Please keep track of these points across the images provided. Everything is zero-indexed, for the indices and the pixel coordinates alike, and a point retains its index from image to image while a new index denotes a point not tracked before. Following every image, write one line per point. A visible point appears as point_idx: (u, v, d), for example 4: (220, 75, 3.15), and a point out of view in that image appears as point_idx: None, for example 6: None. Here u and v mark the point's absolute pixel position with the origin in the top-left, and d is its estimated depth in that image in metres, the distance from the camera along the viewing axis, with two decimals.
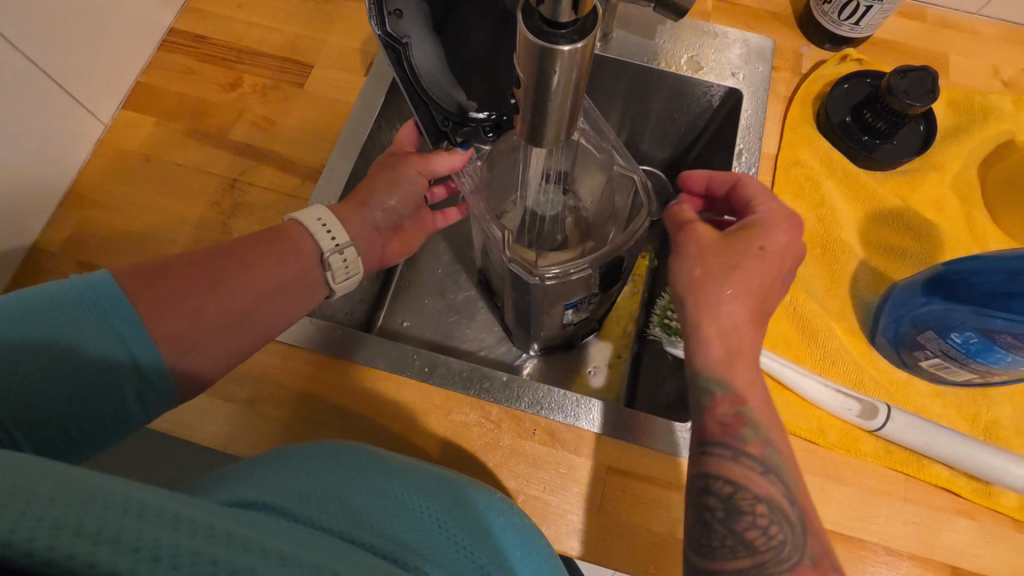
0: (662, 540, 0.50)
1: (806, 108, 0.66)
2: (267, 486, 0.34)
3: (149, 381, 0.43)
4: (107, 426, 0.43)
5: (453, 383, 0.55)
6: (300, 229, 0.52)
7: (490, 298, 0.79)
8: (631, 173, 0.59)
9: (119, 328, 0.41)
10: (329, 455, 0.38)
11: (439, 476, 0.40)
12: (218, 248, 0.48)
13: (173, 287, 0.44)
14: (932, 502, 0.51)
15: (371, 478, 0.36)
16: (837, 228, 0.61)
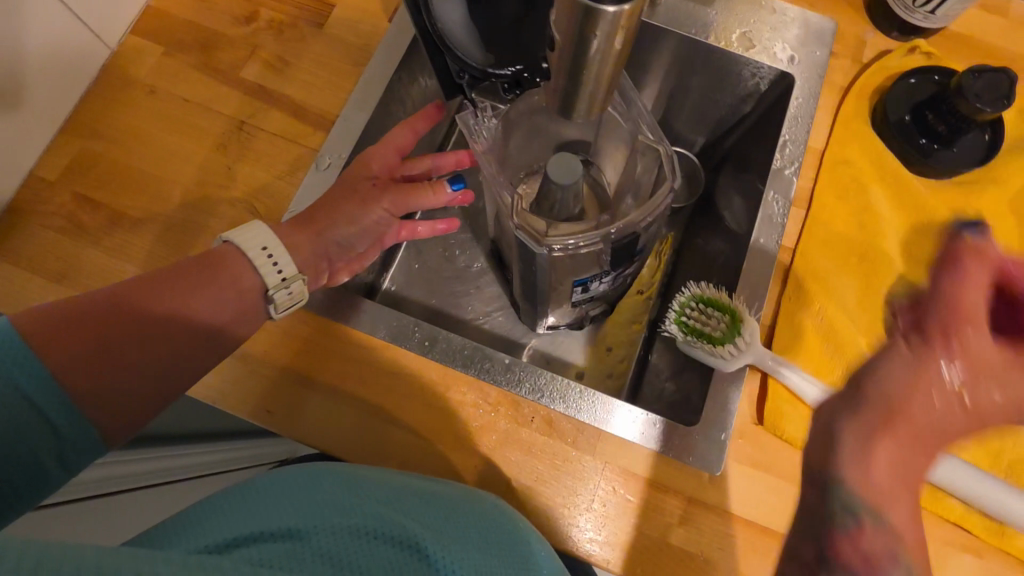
0: (653, 545, 0.48)
1: (862, 103, 0.61)
2: (236, 522, 0.33)
3: (66, 437, 0.40)
4: (20, 495, 0.38)
5: (453, 361, 0.52)
6: (234, 254, 0.47)
7: (501, 271, 0.77)
8: (657, 146, 0.55)
9: (18, 381, 0.37)
10: (304, 479, 0.37)
11: (422, 496, 0.40)
12: (140, 280, 0.44)
13: (87, 332, 0.41)
14: (940, 536, 0.49)
15: (348, 500, 0.36)
16: (880, 237, 0.57)
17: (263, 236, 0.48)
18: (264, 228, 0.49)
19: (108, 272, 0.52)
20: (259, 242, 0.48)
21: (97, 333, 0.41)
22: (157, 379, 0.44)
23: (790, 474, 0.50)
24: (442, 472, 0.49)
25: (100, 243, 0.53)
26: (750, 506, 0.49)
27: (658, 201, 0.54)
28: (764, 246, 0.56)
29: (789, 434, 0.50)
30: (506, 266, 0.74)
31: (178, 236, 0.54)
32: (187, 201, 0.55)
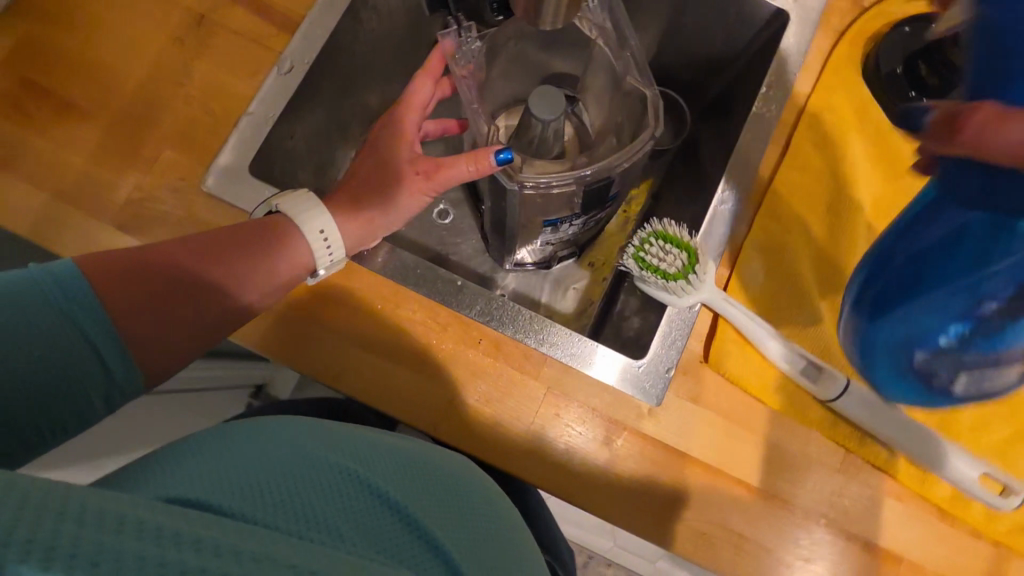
0: (588, 468, 0.50)
1: (855, 49, 0.59)
2: (197, 473, 0.28)
3: (120, 384, 0.40)
4: (63, 432, 0.38)
5: (407, 279, 0.52)
6: (294, 229, 0.47)
7: (474, 203, 0.75)
8: (644, 87, 0.53)
9: (86, 326, 0.38)
10: (273, 426, 0.32)
11: (430, 465, 0.35)
12: (195, 239, 0.44)
13: (141, 281, 0.41)
14: (864, 479, 0.51)
15: (320, 454, 0.31)
16: (850, 188, 0.56)
17: (325, 218, 0.47)
18: (318, 201, 0.48)
19: (55, 163, 0.51)
20: (319, 223, 0.47)
21: (147, 289, 0.41)
22: (185, 338, 0.43)
23: (731, 412, 0.51)
24: (389, 387, 0.49)
25: (47, 131, 0.51)
26: (689, 439, 0.51)
27: (640, 147, 0.51)
28: (732, 188, 0.56)
29: (730, 370, 0.51)
30: (478, 198, 0.72)
31: (130, 131, 0.52)
32: (141, 95, 0.53)
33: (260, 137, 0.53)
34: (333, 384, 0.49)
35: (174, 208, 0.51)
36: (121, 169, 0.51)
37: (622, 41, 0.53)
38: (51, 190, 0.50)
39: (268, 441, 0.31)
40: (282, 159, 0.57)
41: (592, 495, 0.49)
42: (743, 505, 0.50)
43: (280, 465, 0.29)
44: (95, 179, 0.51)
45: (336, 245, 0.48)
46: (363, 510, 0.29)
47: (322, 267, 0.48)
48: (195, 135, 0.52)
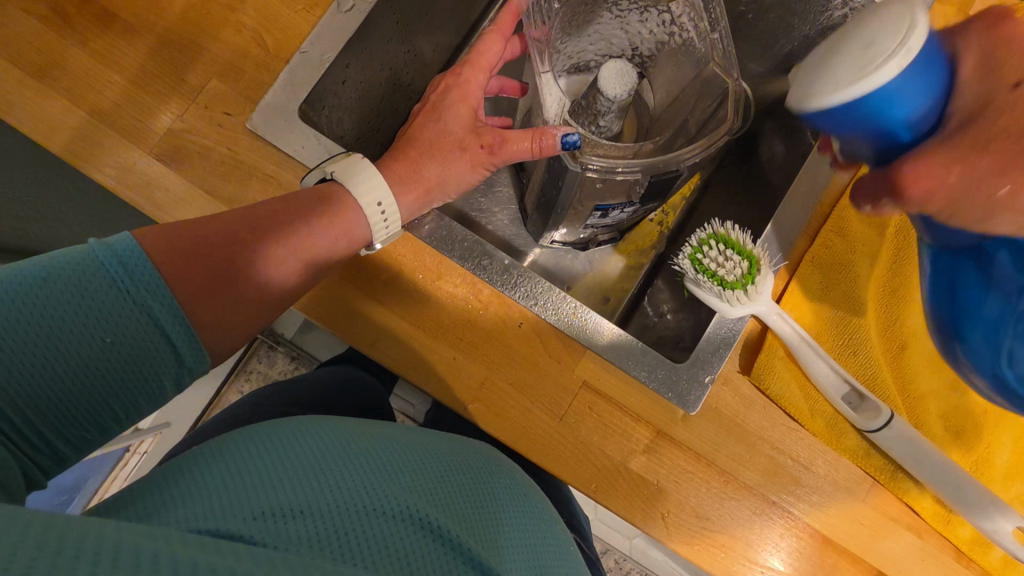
0: (613, 465, 0.49)
1: None
2: (228, 499, 0.27)
3: (188, 366, 0.38)
4: (133, 413, 0.37)
5: (451, 251, 0.49)
6: (351, 203, 0.44)
7: (517, 172, 0.72)
8: (727, 76, 0.49)
9: (153, 309, 0.35)
10: (297, 434, 0.31)
11: (440, 456, 0.33)
12: (241, 215, 0.41)
13: (203, 266, 0.38)
14: (887, 511, 0.50)
15: (346, 472, 0.29)
16: None
17: (382, 187, 0.45)
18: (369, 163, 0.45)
19: (96, 80, 0.47)
20: (376, 194, 0.45)
21: (209, 266, 0.39)
22: (246, 313, 0.41)
23: (764, 428, 0.50)
24: (423, 361, 0.48)
25: (88, 45, 0.48)
26: (718, 450, 0.50)
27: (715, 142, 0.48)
28: (802, 196, 0.53)
29: (771, 388, 0.50)
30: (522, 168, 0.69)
31: (176, 54, 0.48)
32: (189, 17, 0.49)
33: (314, 78, 0.50)
34: (364, 348, 0.48)
35: (217, 144, 0.48)
36: (164, 95, 0.48)
37: (711, 22, 0.49)
38: (89, 109, 0.47)
39: (277, 451, 0.30)
40: (331, 103, 0.53)
41: (613, 493, 0.49)
42: (763, 522, 0.49)
43: (313, 488, 0.28)
44: (136, 102, 0.48)
45: (393, 218, 0.45)
46: (400, 535, 0.28)
47: (379, 240, 0.46)
48: (244, 68, 0.49)
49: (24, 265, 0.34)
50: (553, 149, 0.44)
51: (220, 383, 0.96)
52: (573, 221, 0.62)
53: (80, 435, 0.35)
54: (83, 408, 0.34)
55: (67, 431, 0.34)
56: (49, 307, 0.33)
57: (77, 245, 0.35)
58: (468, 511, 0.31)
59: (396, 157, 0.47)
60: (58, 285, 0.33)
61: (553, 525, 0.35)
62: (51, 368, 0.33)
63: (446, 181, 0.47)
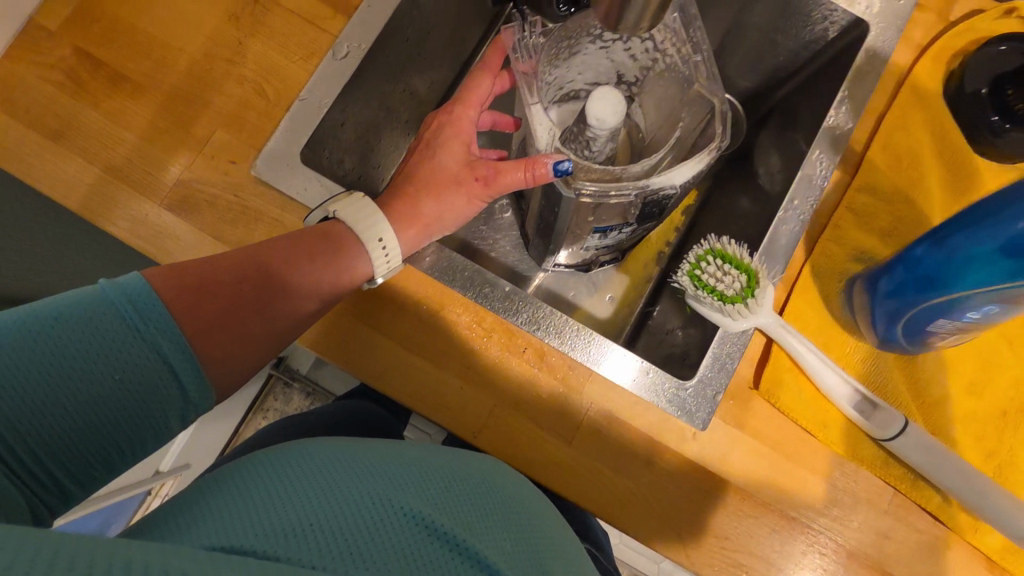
0: (626, 487, 0.49)
1: (937, 67, 0.55)
2: (243, 520, 0.28)
3: (193, 401, 0.39)
4: (138, 449, 0.38)
5: (453, 281, 0.50)
6: (353, 240, 0.46)
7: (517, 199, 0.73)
8: (711, 95, 0.50)
9: (161, 345, 0.36)
10: (303, 454, 0.32)
11: (450, 461, 0.34)
12: (247, 253, 0.43)
13: (209, 302, 0.40)
14: (912, 523, 0.49)
15: (353, 487, 0.30)
16: (921, 217, 0.53)
17: (384, 222, 0.46)
18: (371, 200, 0.47)
19: (108, 138, 0.50)
20: (377, 229, 0.46)
21: (216, 302, 0.40)
22: (253, 346, 0.42)
23: (777, 442, 0.50)
24: (431, 390, 0.49)
25: (101, 106, 0.50)
26: (731, 467, 0.49)
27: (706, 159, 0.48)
28: (797, 208, 0.53)
29: (781, 401, 0.50)
30: (521, 195, 0.70)
31: (182, 109, 0.51)
32: (194, 73, 0.52)
33: (313, 123, 0.52)
34: (373, 381, 0.49)
35: (223, 191, 0.50)
36: (172, 149, 0.50)
37: (693, 45, 0.51)
38: (103, 166, 0.49)
39: (288, 470, 0.30)
40: (331, 145, 0.55)
41: (628, 516, 0.48)
42: (784, 540, 0.48)
43: (323, 505, 0.29)
44: (146, 157, 0.50)
45: (394, 252, 0.47)
46: (410, 544, 0.29)
47: (380, 274, 0.47)
48: (246, 118, 0.51)
49: (40, 306, 0.35)
50: (546, 176, 0.45)
51: (239, 421, 0.97)
52: (574, 245, 0.63)
53: (87, 472, 0.36)
54: (91, 444, 0.35)
55: (75, 468, 0.35)
56: (62, 346, 0.34)
57: (89, 285, 0.37)
58: (477, 516, 0.31)
59: (396, 195, 0.49)
60: (71, 325, 0.35)
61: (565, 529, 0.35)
62: (63, 405, 0.34)
63: (444, 214, 0.48)
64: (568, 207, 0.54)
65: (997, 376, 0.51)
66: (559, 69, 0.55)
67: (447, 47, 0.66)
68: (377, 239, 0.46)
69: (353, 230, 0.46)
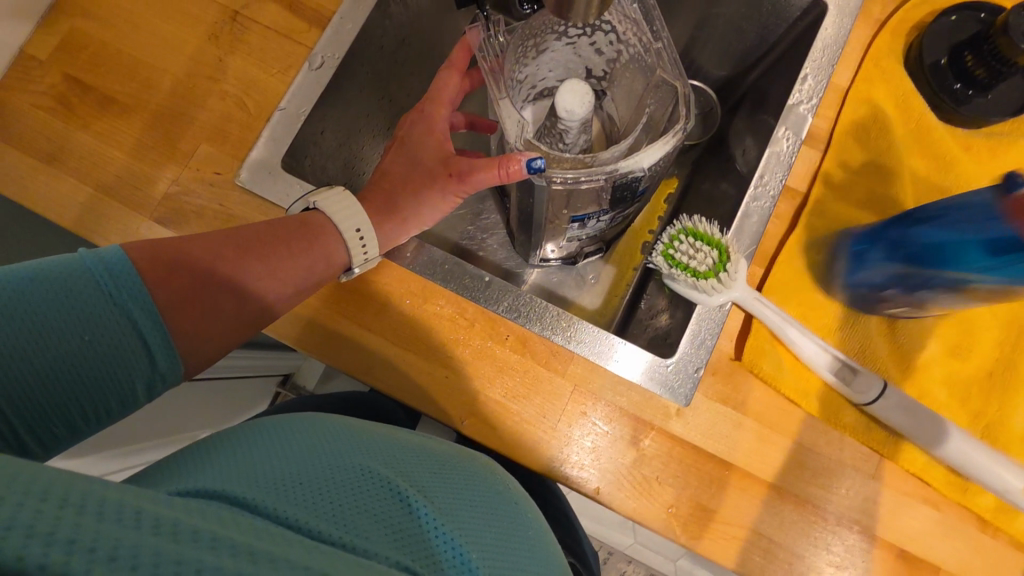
0: (614, 465, 0.49)
1: (897, 40, 0.56)
2: (227, 471, 0.30)
3: (161, 372, 0.41)
4: (101, 412, 0.40)
5: (434, 275, 0.52)
6: (333, 232, 0.47)
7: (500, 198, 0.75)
8: (673, 80, 0.52)
9: (134, 313, 0.39)
10: (288, 428, 0.34)
11: (428, 455, 0.35)
12: (222, 234, 0.44)
13: (182, 277, 0.41)
14: (901, 487, 0.49)
15: (332, 454, 0.32)
16: (890, 187, 0.54)
17: (362, 218, 0.48)
18: (350, 198, 0.49)
19: (98, 157, 0.52)
20: (355, 224, 0.48)
21: (190, 277, 0.42)
22: (225, 326, 0.44)
23: (761, 414, 0.50)
24: (418, 381, 0.50)
25: (90, 127, 0.53)
26: (716, 441, 0.50)
27: (672, 139, 0.49)
28: (767, 185, 0.54)
29: (762, 371, 0.50)
30: (503, 193, 0.72)
31: (168, 126, 0.53)
32: (177, 91, 0.54)
33: (293, 131, 0.54)
34: (361, 375, 0.50)
35: (210, 202, 0.52)
36: (159, 163, 0.52)
37: (654, 33, 0.53)
38: (94, 184, 0.52)
39: (273, 442, 0.33)
40: (312, 152, 0.57)
41: (618, 493, 0.49)
42: (773, 510, 0.49)
43: (303, 467, 0.30)
44: (135, 173, 0.52)
45: (372, 246, 0.48)
46: (383, 513, 0.30)
47: (357, 266, 0.48)
48: (229, 130, 0.53)
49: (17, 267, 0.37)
50: (519, 172, 0.45)
51: None
52: (555, 236, 0.65)
53: (50, 427, 0.37)
54: (56, 400, 0.37)
55: (37, 422, 0.37)
56: (37, 307, 0.36)
57: (67, 252, 0.38)
58: (450, 502, 0.32)
59: (376, 195, 0.51)
60: (47, 288, 0.36)
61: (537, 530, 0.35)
62: (32, 361, 0.36)
63: (421, 210, 0.50)
64: (543, 197, 0.55)
65: (977, 338, 0.52)
66: (527, 66, 0.56)
67: (423, 55, 0.68)
68: (355, 229, 0.48)
69: (334, 227, 0.48)
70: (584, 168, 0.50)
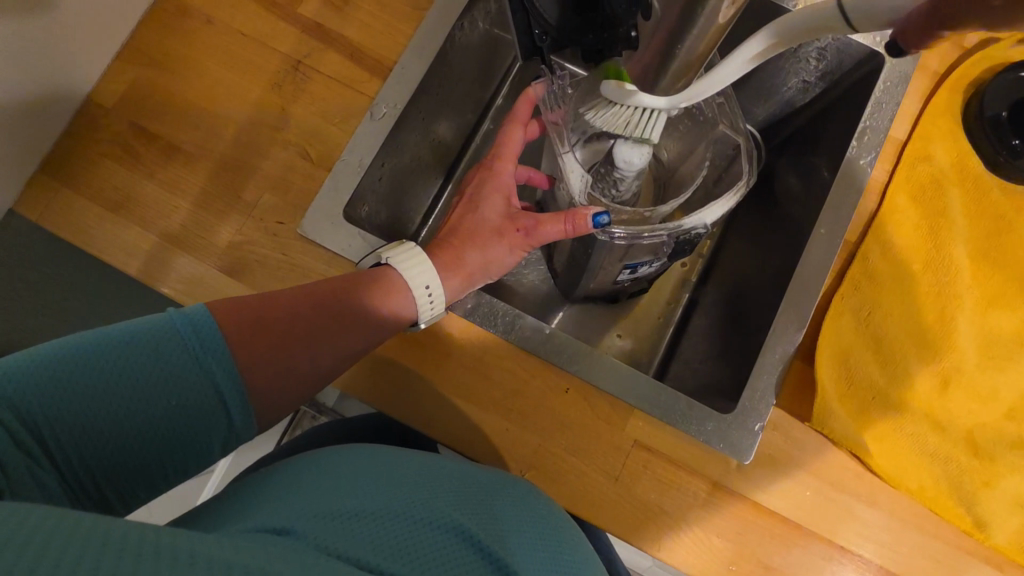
0: (672, 521, 0.49)
1: (955, 96, 0.56)
2: (285, 509, 0.33)
3: (236, 430, 0.41)
4: (180, 470, 0.40)
5: (494, 326, 0.52)
6: (401, 285, 0.48)
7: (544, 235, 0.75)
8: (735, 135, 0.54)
9: (215, 375, 0.39)
10: (338, 460, 0.38)
11: (462, 475, 0.40)
12: (297, 293, 0.45)
13: (264, 338, 0.42)
14: (961, 544, 0.49)
15: (379, 485, 0.36)
16: (947, 244, 0.54)
17: (430, 274, 0.49)
18: (418, 250, 0.49)
19: (162, 205, 0.53)
20: (423, 279, 0.48)
21: (271, 338, 0.42)
22: (297, 383, 0.44)
23: (821, 470, 0.50)
24: (476, 432, 0.50)
25: (155, 176, 0.54)
26: (776, 496, 0.50)
27: (737, 197, 0.50)
28: (825, 237, 0.54)
29: (833, 429, 0.49)
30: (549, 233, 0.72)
31: (229, 173, 0.54)
32: (240, 140, 0.55)
33: (354, 181, 0.54)
34: (421, 425, 0.50)
35: (272, 251, 0.53)
36: (223, 212, 0.53)
37: (716, 88, 0.54)
38: (159, 234, 0.52)
39: (321, 477, 0.36)
40: (369, 198, 0.58)
41: (675, 546, 0.49)
42: (833, 567, 0.49)
43: (355, 498, 0.34)
44: (199, 222, 0.53)
45: (439, 299, 0.49)
46: (430, 541, 0.33)
47: (424, 319, 0.49)
48: (291, 179, 0.54)
49: (115, 326, 0.39)
50: (584, 227, 0.49)
51: None
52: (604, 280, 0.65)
53: (132, 483, 0.39)
54: (137, 459, 0.38)
55: (120, 478, 0.38)
56: (126, 365, 0.37)
57: (161, 311, 0.40)
58: (486, 518, 0.36)
59: (441, 248, 0.51)
60: (139, 350, 0.38)
61: (567, 536, 0.39)
62: (119, 420, 0.37)
63: (482, 262, 0.51)
64: (600, 246, 0.56)
65: None
66: (584, 114, 0.55)
67: (469, 96, 0.69)
68: (423, 286, 0.48)
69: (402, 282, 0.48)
70: (645, 224, 0.51)
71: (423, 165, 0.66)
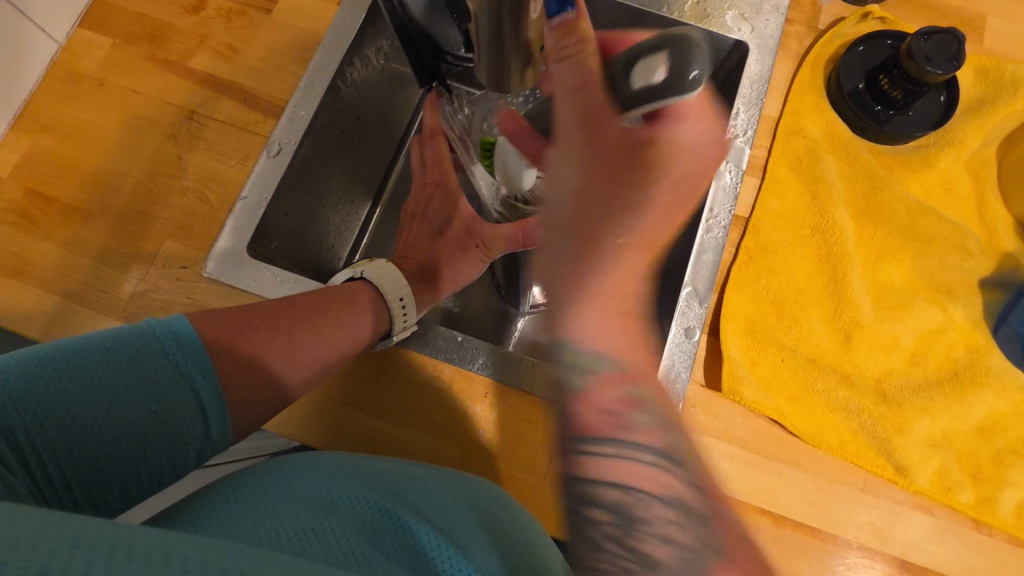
0: None
1: (817, 71, 0.59)
2: (222, 518, 0.35)
3: (213, 439, 0.42)
4: (157, 480, 0.41)
5: (411, 342, 0.53)
6: (377, 299, 0.52)
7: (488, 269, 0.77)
8: None
9: (195, 382, 0.41)
10: (278, 465, 0.40)
11: (403, 472, 0.42)
12: (263, 309, 0.47)
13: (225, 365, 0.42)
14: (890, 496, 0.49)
15: (344, 486, 0.38)
16: (833, 210, 0.57)
17: (404, 289, 0.53)
18: (395, 266, 0.55)
19: (63, 265, 0.53)
20: (400, 292, 0.53)
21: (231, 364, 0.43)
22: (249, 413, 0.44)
23: (745, 441, 0.50)
24: (403, 449, 0.50)
25: (54, 237, 0.54)
26: None
27: None
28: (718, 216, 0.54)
29: (744, 395, 0.51)
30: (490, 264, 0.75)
31: (131, 225, 0.54)
32: (141, 191, 0.55)
33: (254, 217, 0.55)
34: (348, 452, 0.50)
35: (177, 296, 0.52)
36: (125, 264, 0.53)
37: None
38: (61, 292, 0.52)
39: (255, 483, 0.38)
40: (275, 236, 0.58)
41: None
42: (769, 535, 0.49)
43: (289, 499, 0.36)
44: (102, 277, 0.53)
45: (412, 312, 0.53)
46: (364, 524, 0.36)
47: (398, 333, 0.52)
48: (192, 225, 0.55)
49: (96, 333, 0.41)
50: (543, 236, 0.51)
51: None
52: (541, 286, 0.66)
53: (106, 491, 0.39)
54: (114, 463, 0.38)
55: (94, 485, 0.38)
56: (106, 372, 0.39)
57: (137, 322, 0.42)
58: (421, 505, 0.38)
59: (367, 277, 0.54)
60: (120, 357, 0.39)
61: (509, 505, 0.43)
62: (95, 421, 0.38)
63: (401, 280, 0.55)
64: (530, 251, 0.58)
65: (936, 345, 0.54)
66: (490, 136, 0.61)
67: (378, 131, 0.71)
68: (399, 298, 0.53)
69: (379, 296, 0.53)
70: None
71: (333, 199, 0.67)
